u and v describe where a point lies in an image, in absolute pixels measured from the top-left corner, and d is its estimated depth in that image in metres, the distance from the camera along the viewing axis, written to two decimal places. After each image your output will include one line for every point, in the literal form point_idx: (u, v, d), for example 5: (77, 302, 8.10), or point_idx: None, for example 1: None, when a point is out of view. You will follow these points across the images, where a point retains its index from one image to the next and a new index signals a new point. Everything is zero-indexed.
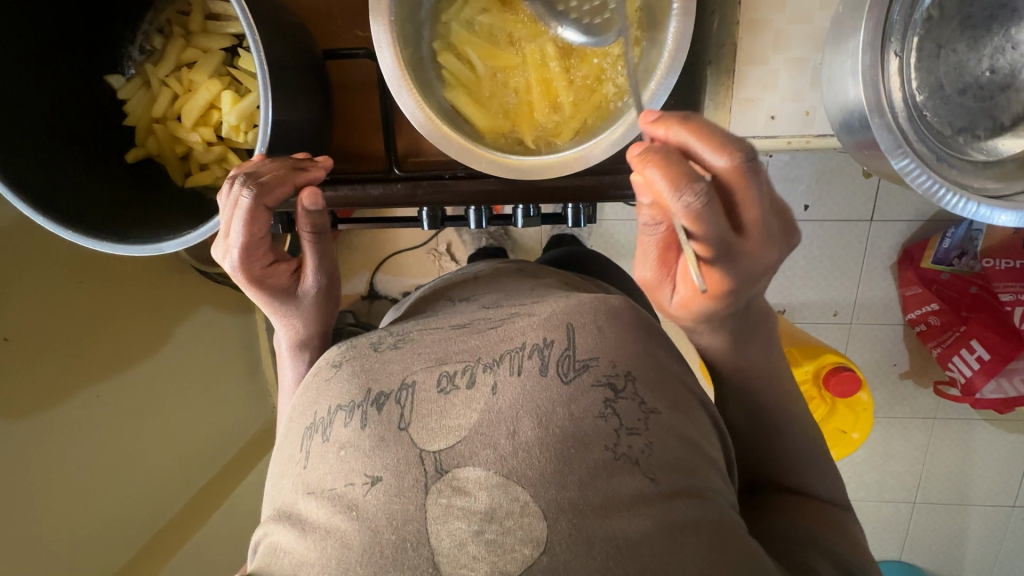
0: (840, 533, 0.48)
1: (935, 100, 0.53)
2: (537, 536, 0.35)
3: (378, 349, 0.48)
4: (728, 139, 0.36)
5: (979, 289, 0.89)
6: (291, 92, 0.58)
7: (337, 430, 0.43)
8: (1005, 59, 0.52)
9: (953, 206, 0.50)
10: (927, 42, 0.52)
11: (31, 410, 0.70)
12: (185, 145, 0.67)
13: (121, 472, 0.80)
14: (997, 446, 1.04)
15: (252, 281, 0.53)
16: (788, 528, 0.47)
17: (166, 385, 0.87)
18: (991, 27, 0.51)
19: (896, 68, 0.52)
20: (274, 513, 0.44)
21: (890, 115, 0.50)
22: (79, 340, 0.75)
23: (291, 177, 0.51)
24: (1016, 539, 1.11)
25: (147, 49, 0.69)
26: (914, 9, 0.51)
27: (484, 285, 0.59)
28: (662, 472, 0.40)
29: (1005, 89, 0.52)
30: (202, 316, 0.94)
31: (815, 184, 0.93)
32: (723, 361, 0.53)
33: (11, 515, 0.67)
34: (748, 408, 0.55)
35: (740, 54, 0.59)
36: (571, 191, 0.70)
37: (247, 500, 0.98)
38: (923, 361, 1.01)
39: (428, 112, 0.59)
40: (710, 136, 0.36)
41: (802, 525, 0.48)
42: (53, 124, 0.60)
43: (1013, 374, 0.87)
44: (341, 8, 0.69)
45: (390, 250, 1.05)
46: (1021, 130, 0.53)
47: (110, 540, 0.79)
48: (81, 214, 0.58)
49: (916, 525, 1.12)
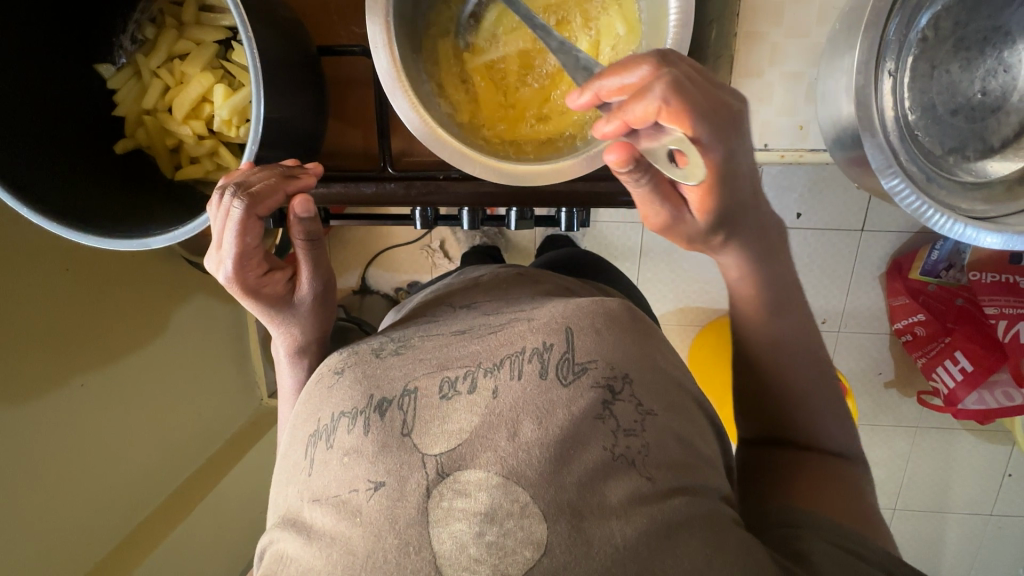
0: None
1: (926, 119, 0.59)
2: (537, 537, 0.35)
3: (379, 355, 0.48)
4: (632, 61, 0.39)
5: (965, 302, 0.90)
6: (286, 85, 0.57)
7: (340, 437, 0.42)
8: (996, 81, 0.58)
9: (940, 226, 0.55)
10: (921, 62, 0.58)
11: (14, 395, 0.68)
12: (175, 137, 0.66)
13: (103, 466, 0.78)
14: (977, 456, 1.06)
15: (246, 292, 0.51)
16: None
17: (151, 383, 0.85)
18: (984, 49, 0.58)
19: (890, 87, 0.58)
20: (278, 520, 0.43)
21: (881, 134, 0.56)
22: (64, 329, 0.73)
23: (282, 187, 0.49)
24: (992, 547, 1.13)
25: (138, 39, 0.67)
26: (910, 29, 0.57)
27: (484, 291, 0.58)
28: (659, 472, 0.40)
29: (996, 111, 0.59)
30: (190, 309, 0.92)
31: (808, 192, 0.94)
32: None
33: None
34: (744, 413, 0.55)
35: (738, 65, 0.66)
36: (564, 197, 0.72)
37: (231, 498, 0.96)
38: (908, 370, 1.02)
39: (422, 114, 0.58)
40: (619, 69, 0.39)
41: None
42: (39, 110, 0.59)
43: (993, 386, 0.89)
44: (339, 5, 0.68)
45: (382, 246, 1.04)
46: (1008, 154, 0.60)
47: (90, 536, 0.77)
48: (67, 207, 0.56)
49: (896, 531, 1.13)
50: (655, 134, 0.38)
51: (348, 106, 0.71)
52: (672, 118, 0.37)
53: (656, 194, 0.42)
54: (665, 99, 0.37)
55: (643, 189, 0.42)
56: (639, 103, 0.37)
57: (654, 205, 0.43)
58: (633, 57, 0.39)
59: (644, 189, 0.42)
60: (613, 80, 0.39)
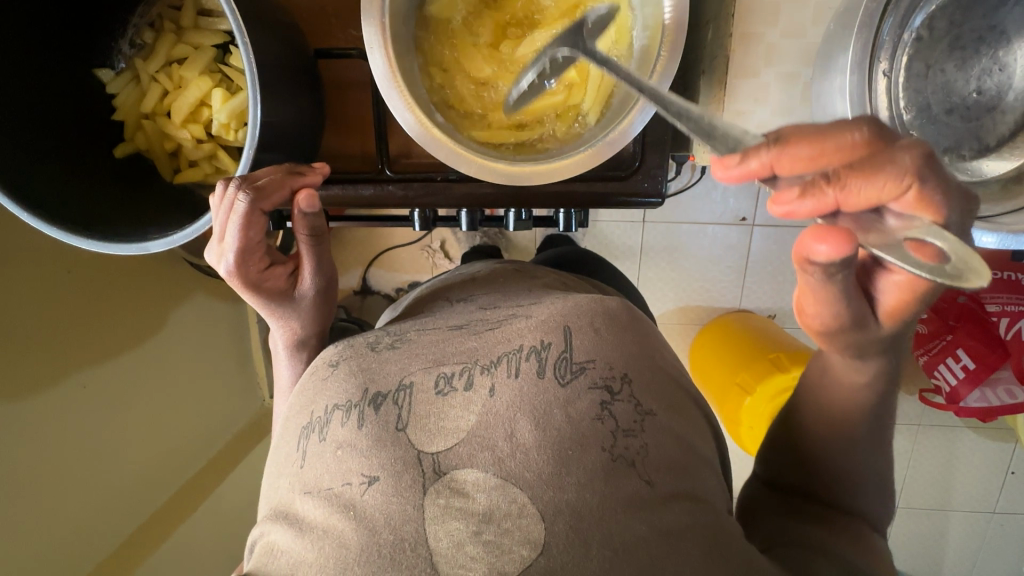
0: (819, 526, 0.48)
1: (922, 119, 0.60)
2: (534, 537, 0.35)
3: (375, 349, 0.48)
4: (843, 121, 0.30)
5: (967, 299, 0.90)
6: (284, 88, 0.57)
7: (334, 430, 0.42)
8: (991, 80, 0.58)
9: None
10: (916, 62, 0.59)
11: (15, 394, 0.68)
12: (174, 141, 0.66)
13: (103, 468, 0.78)
14: (979, 454, 1.06)
15: (248, 285, 0.52)
16: None
17: (151, 386, 0.85)
18: (979, 49, 0.58)
19: (884, 87, 0.60)
20: (269, 512, 0.43)
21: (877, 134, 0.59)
22: (65, 330, 0.74)
23: (288, 182, 0.51)
24: (995, 546, 1.13)
25: (137, 43, 0.68)
26: (904, 29, 0.58)
27: (481, 286, 0.59)
28: (658, 475, 0.40)
29: (991, 110, 0.59)
30: (190, 309, 0.92)
31: None
32: None
33: None
34: None
35: (733, 65, 0.66)
36: (560, 198, 0.72)
37: (234, 499, 0.96)
38: (909, 368, 1.02)
39: (418, 116, 0.59)
40: (825, 130, 0.30)
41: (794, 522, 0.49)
42: (40, 113, 0.59)
43: (996, 384, 0.90)
44: (336, 7, 0.69)
45: (383, 246, 1.05)
46: (1002, 153, 0.60)
47: (92, 537, 0.77)
48: (66, 210, 0.57)
49: (899, 530, 1.13)
50: (876, 224, 0.29)
51: (345, 108, 0.72)
52: (920, 206, 0.28)
53: (840, 293, 0.34)
54: (907, 177, 0.28)
55: (826, 287, 0.34)
56: (864, 181, 0.28)
57: (833, 306, 0.35)
58: (841, 121, 0.30)
59: (832, 287, 0.33)
60: (803, 147, 0.29)
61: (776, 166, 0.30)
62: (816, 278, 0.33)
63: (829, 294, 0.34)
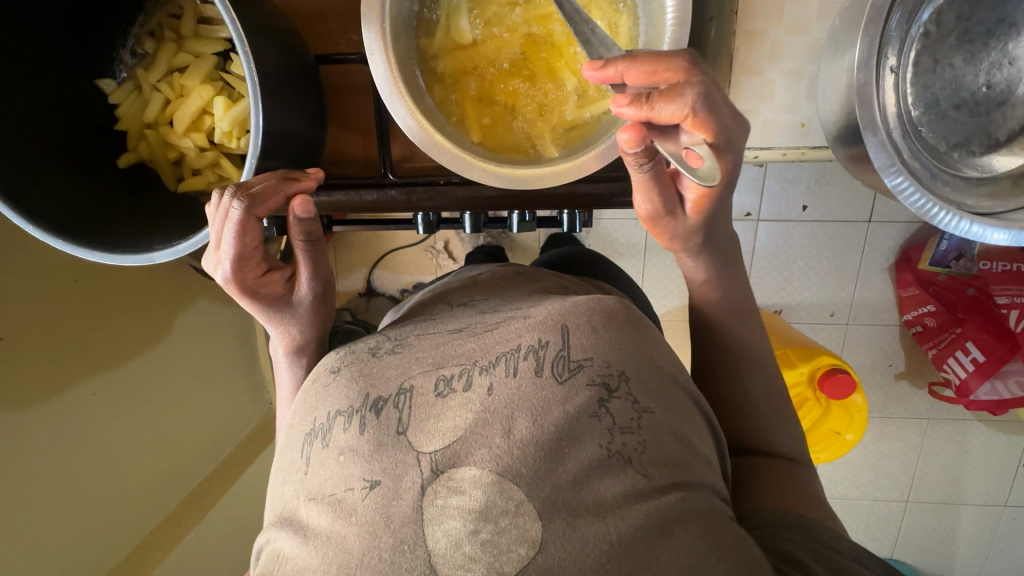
0: (824, 522, 0.50)
1: (930, 115, 0.59)
2: (532, 535, 0.36)
3: (376, 353, 0.48)
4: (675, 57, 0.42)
5: (976, 291, 0.89)
6: (286, 95, 0.58)
7: (336, 436, 0.42)
8: (1002, 73, 0.57)
9: (944, 223, 0.55)
10: (924, 57, 0.58)
11: (25, 400, 0.69)
12: (177, 150, 0.67)
13: (114, 471, 0.80)
14: (990, 447, 1.05)
15: (245, 291, 0.53)
16: (772, 515, 0.49)
17: (161, 391, 0.86)
18: (988, 42, 0.57)
19: (892, 83, 0.59)
20: (275, 518, 0.43)
21: (884, 133, 0.55)
22: (76, 337, 0.75)
23: (282, 188, 0.51)
24: (1008, 540, 1.12)
25: (138, 53, 0.68)
26: (912, 23, 0.57)
27: (482, 288, 0.59)
28: (656, 469, 0.40)
29: (1001, 104, 0.58)
30: (196, 313, 0.93)
31: (814, 185, 0.92)
32: (718, 313, 0.59)
33: (11, 509, 0.68)
34: (735, 377, 0.58)
35: (738, 63, 0.66)
36: (562, 199, 0.72)
37: (246, 501, 0.97)
38: (918, 361, 1.01)
39: (419, 121, 0.59)
40: (658, 59, 0.42)
41: (791, 513, 0.49)
42: (41, 128, 0.60)
43: (1008, 376, 0.88)
44: (335, 12, 0.69)
45: (386, 248, 1.05)
46: (1014, 147, 0.60)
47: (105, 540, 0.78)
48: (74, 224, 0.58)
49: (909, 524, 1.12)
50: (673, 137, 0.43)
51: (347, 113, 0.72)
52: (696, 126, 0.41)
53: (656, 183, 0.47)
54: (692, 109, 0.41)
55: (645, 176, 0.46)
56: (669, 106, 0.41)
57: (652, 194, 0.48)
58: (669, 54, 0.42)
59: (645, 175, 0.46)
60: (643, 65, 0.42)
61: (625, 75, 0.42)
62: (630, 165, 0.46)
63: (641, 183, 0.47)
